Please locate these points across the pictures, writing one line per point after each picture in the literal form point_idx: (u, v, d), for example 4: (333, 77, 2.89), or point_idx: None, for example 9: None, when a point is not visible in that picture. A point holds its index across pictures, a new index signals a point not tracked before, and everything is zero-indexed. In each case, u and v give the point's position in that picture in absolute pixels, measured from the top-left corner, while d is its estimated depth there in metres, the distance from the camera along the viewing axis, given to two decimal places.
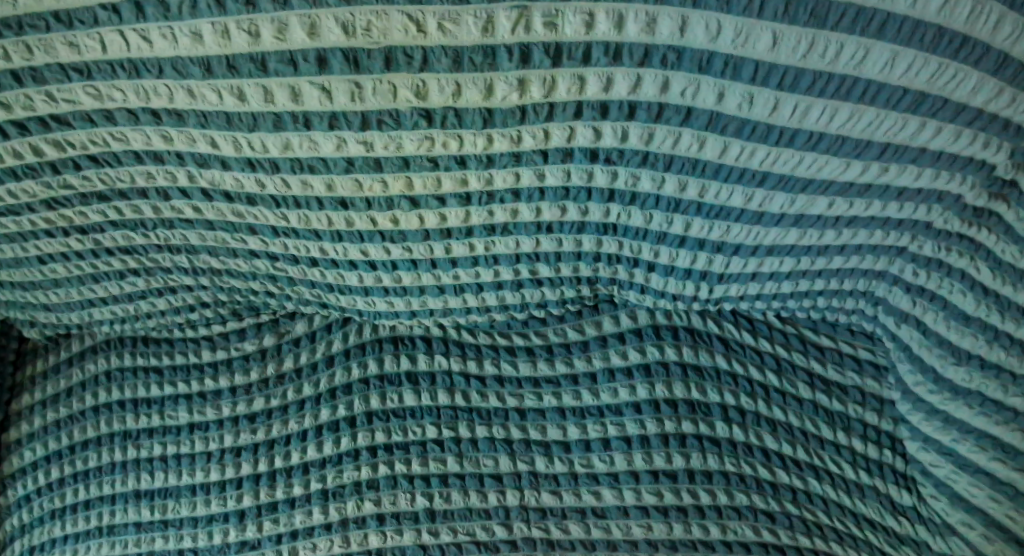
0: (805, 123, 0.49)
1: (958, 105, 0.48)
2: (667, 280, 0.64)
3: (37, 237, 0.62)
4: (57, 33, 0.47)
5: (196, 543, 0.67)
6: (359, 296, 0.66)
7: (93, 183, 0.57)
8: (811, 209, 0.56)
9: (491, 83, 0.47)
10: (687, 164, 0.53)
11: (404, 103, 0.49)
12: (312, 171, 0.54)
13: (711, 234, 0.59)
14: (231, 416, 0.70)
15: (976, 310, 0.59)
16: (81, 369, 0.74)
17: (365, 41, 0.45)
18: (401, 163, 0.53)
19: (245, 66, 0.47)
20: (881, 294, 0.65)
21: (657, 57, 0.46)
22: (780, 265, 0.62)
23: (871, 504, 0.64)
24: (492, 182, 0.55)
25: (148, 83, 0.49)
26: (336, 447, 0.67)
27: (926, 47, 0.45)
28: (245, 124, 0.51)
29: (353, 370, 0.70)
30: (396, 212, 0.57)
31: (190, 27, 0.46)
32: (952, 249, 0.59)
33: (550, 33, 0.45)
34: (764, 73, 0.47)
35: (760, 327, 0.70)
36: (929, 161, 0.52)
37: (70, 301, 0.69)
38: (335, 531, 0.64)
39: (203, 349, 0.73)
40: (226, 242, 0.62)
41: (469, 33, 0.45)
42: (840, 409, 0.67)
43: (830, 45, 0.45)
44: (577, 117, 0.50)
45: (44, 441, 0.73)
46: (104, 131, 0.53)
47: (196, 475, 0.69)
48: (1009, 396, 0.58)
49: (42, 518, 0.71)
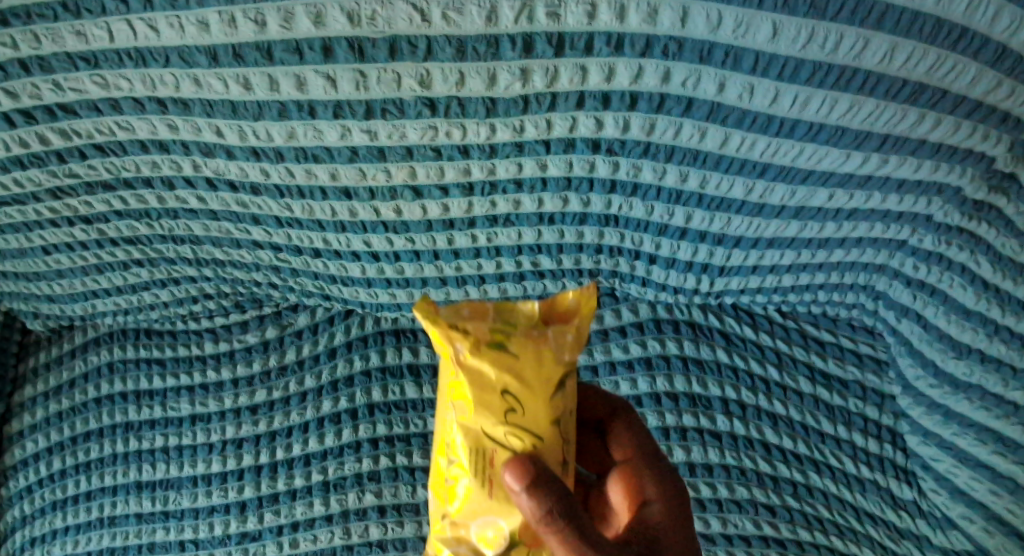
0: (805, 115, 0.50)
1: (957, 96, 0.49)
2: (668, 272, 0.65)
3: (42, 227, 0.62)
4: (65, 22, 0.47)
5: (196, 535, 0.67)
6: (362, 288, 0.67)
7: (98, 172, 0.57)
8: (812, 201, 0.57)
9: (493, 72, 0.48)
10: (688, 155, 0.53)
11: (409, 92, 0.49)
12: (316, 160, 0.54)
13: (712, 227, 0.59)
14: (232, 408, 0.70)
15: (976, 304, 0.59)
16: (83, 361, 0.74)
17: (370, 31, 0.46)
18: (405, 152, 0.54)
19: (251, 55, 0.47)
20: (882, 289, 0.65)
21: (658, 48, 0.47)
22: (780, 258, 0.63)
23: (871, 498, 0.64)
24: (495, 172, 0.55)
25: (155, 72, 0.49)
26: (336, 438, 0.67)
27: (925, 38, 0.46)
28: (250, 112, 0.51)
29: (355, 363, 0.70)
30: (398, 202, 0.58)
31: (197, 16, 0.46)
32: (952, 243, 0.59)
33: (553, 23, 0.45)
34: (764, 63, 0.47)
35: (760, 322, 0.70)
36: (928, 153, 0.52)
37: (73, 292, 0.69)
38: (336, 522, 0.65)
39: (205, 341, 0.73)
40: (229, 233, 0.62)
41: (473, 23, 0.45)
42: (840, 404, 0.67)
43: (830, 36, 0.45)
44: (578, 107, 0.50)
45: (46, 432, 0.73)
46: (110, 120, 0.53)
47: (197, 466, 0.69)
48: (1009, 390, 0.58)
49: (43, 509, 0.71)
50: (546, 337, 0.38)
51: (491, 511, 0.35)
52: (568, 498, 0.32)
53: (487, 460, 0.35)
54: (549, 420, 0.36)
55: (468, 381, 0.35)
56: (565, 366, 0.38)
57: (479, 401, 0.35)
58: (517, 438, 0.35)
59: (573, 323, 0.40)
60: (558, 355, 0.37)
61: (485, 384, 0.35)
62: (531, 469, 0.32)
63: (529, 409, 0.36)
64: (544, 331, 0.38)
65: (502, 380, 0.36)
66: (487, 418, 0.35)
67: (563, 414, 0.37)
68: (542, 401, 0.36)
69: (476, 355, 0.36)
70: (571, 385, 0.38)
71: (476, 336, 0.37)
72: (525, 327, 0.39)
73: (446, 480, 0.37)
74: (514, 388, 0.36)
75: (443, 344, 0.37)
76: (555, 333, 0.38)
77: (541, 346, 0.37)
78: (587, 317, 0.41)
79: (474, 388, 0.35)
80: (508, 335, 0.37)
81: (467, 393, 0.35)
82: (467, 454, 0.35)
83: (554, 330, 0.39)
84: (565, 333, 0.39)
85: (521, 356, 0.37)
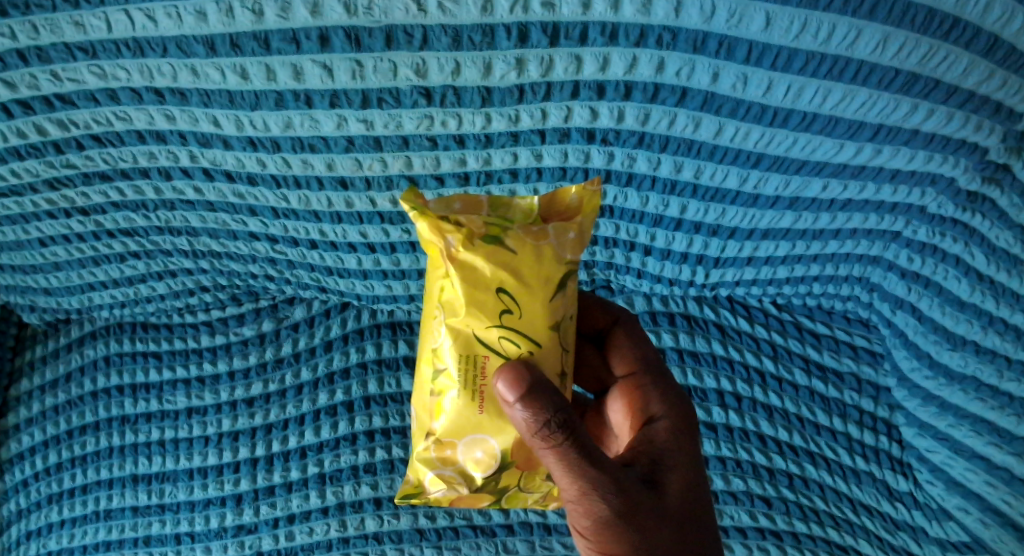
0: (798, 104, 0.50)
1: (950, 86, 0.49)
2: (663, 264, 0.66)
3: (39, 219, 0.63)
4: (63, 12, 0.48)
5: (192, 527, 0.67)
6: (358, 280, 0.67)
7: (95, 163, 0.57)
8: (806, 192, 0.57)
9: (489, 61, 0.48)
10: (682, 145, 0.54)
11: (405, 81, 0.49)
12: (312, 150, 0.55)
13: (707, 217, 0.60)
14: (229, 400, 0.70)
15: (970, 295, 0.60)
16: (80, 354, 0.74)
17: (366, 20, 0.46)
18: (401, 142, 0.54)
19: (248, 45, 0.48)
20: (876, 281, 0.66)
21: (652, 37, 0.47)
22: (775, 249, 0.63)
23: (867, 490, 0.64)
24: (491, 162, 0.55)
25: (152, 62, 0.50)
26: (333, 431, 0.68)
27: (917, 28, 0.46)
28: (247, 103, 0.51)
29: (351, 355, 0.70)
30: (394, 193, 0.58)
31: (194, 6, 0.46)
32: (946, 235, 0.59)
33: (548, 12, 0.46)
34: (758, 53, 0.47)
35: (756, 315, 0.70)
36: (921, 143, 0.53)
37: (70, 284, 0.69)
38: (332, 515, 0.65)
39: (202, 334, 0.73)
40: (226, 224, 0.62)
41: (469, 12, 0.46)
42: (835, 396, 0.67)
43: (823, 26, 0.46)
44: (573, 97, 0.51)
45: (43, 426, 0.72)
46: (107, 111, 0.53)
47: (194, 459, 0.69)
48: (1004, 381, 0.59)
49: (39, 503, 0.70)
50: (547, 236, 0.41)
51: (484, 425, 0.40)
52: (570, 413, 0.37)
53: (479, 368, 0.39)
54: (546, 320, 0.40)
55: (463, 280, 0.39)
56: (564, 267, 0.41)
57: (476, 300, 0.39)
58: (514, 343, 0.39)
59: (576, 220, 0.43)
60: (557, 254, 0.41)
61: (481, 282, 0.39)
62: (540, 388, 0.36)
63: (527, 311, 0.40)
64: (545, 229, 0.42)
65: (498, 279, 0.39)
66: (481, 321, 0.39)
67: (563, 318, 0.41)
68: (538, 305, 0.40)
69: (470, 251, 0.40)
70: (570, 287, 0.42)
71: (469, 232, 0.40)
72: (524, 225, 0.42)
73: (433, 387, 0.41)
74: (511, 289, 0.40)
75: (433, 238, 0.40)
76: (556, 231, 0.42)
77: (541, 244, 0.41)
78: (589, 215, 0.44)
79: (473, 283, 0.39)
80: (505, 231, 0.41)
81: (458, 289, 0.39)
82: (459, 359, 0.39)
83: (556, 228, 0.42)
84: (566, 232, 0.42)
85: (520, 252, 0.40)
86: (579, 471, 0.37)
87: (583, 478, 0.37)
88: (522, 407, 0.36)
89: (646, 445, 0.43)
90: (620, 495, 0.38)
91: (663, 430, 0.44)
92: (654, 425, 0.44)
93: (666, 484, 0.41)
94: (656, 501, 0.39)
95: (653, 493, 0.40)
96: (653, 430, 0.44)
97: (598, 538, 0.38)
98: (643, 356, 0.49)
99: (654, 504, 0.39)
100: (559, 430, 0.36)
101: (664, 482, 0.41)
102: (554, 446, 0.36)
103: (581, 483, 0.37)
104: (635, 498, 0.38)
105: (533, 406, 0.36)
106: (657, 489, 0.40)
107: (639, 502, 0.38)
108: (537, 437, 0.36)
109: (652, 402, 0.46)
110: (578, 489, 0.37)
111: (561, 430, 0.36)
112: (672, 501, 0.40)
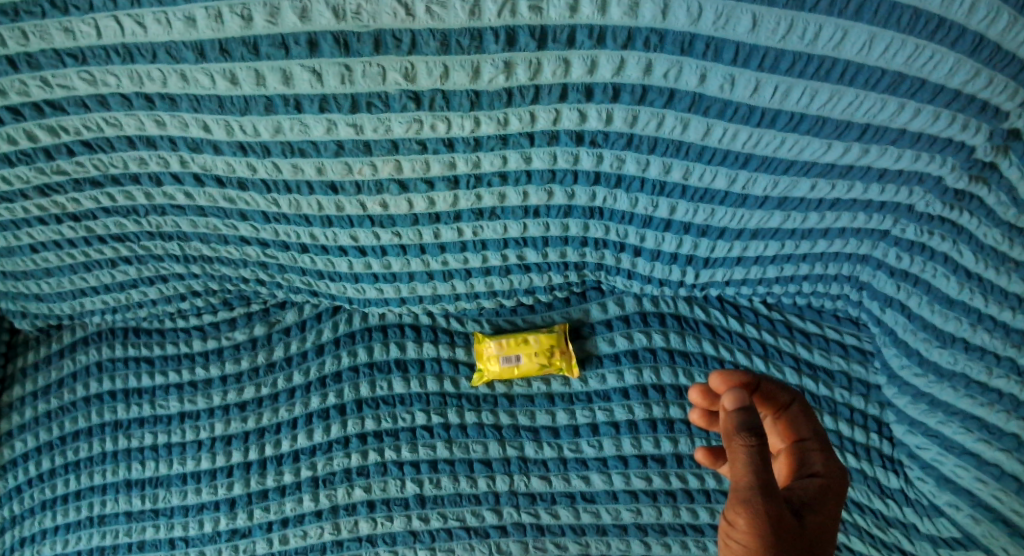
0: (786, 105, 0.50)
1: (936, 86, 0.49)
2: (653, 265, 0.66)
3: (30, 225, 0.62)
4: (52, 19, 0.48)
5: (186, 532, 0.68)
6: (349, 283, 0.67)
7: (86, 169, 0.57)
8: (794, 192, 0.57)
9: (477, 65, 0.48)
10: (670, 146, 0.54)
11: (393, 85, 0.50)
12: (302, 154, 0.55)
13: (696, 218, 0.60)
14: (222, 405, 0.71)
15: (959, 293, 0.60)
16: (72, 360, 0.74)
17: (355, 25, 0.46)
18: (390, 146, 0.54)
19: (237, 50, 0.48)
20: (865, 279, 0.66)
21: (639, 39, 0.47)
22: (765, 249, 0.63)
23: (859, 488, 0.65)
24: (480, 165, 0.56)
25: (142, 68, 0.50)
26: (325, 434, 0.68)
27: (903, 28, 0.46)
28: (237, 108, 0.51)
29: (343, 358, 0.71)
30: (384, 196, 0.58)
31: (183, 12, 0.47)
32: (934, 233, 0.60)
33: (535, 16, 0.46)
34: (745, 54, 0.48)
35: (746, 314, 0.71)
36: (909, 143, 0.53)
37: (61, 290, 0.69)
38: (325, 518, 0.66)
39: (194, 339, 0.73)
40: (217, 229, 0.63)
41: (456, 16, 0.46)
42: (826, 394, 0.68)
43: (809, 26, 0.46)
44: (561, 99, 0.51)
45: (36, 432, 0.73)
46: (97, 116, 0.53)
47: (186, 464, 0.69)
48: (993, 378, 0.59)
49: (33, 509, 0.71)
50: None
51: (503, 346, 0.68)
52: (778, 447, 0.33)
53: None
54: None
55: None
56: None
57: None
58: None
59: None
60: None
61: None
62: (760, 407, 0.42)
63: None
64: None
65: None
66: None
67: None
68: None
69: None
70: None
71: None
72: None
73: None
74: None
75: None
76: None
77: None
78: None
79: None
80: None
81: None
82: None
83: None
84: None
85: None
86: (754, 470, 0.32)
87: (753, 470, 0.32)
88: (733, 411, 0.34)
89: (787, 491, 0.36)
90: (780, 503, 0.31)
91: (815, 485, 0.36)
92: (807, 479, 0.37)
93: (811, 528, 0.33)
94: (803, 540, 0.32)
95: (802, 528, 0.32)
96: (801, 483, 0.37)
97: (739, 545, 0.32)
98: (818, 431, 0.40)
99: (804, 540, 0.32)
100: (756, 432, 0.32)
101: (808, 524, 0.33)
102: (745, 443, 0.32)
103: (745, 476, 0.32)
104: (786, 518, 0.31)
105: (755, 413, 0.34)
106: (805, 528, 0.33)
107: (790, 525, 0.31)
108: (734, 435, 0.33)
109: (812, 461, 0.38)
110: (756, 481, 0.31)
111: (756, 433, 0.33)
112: (817, 549, 0.32)
